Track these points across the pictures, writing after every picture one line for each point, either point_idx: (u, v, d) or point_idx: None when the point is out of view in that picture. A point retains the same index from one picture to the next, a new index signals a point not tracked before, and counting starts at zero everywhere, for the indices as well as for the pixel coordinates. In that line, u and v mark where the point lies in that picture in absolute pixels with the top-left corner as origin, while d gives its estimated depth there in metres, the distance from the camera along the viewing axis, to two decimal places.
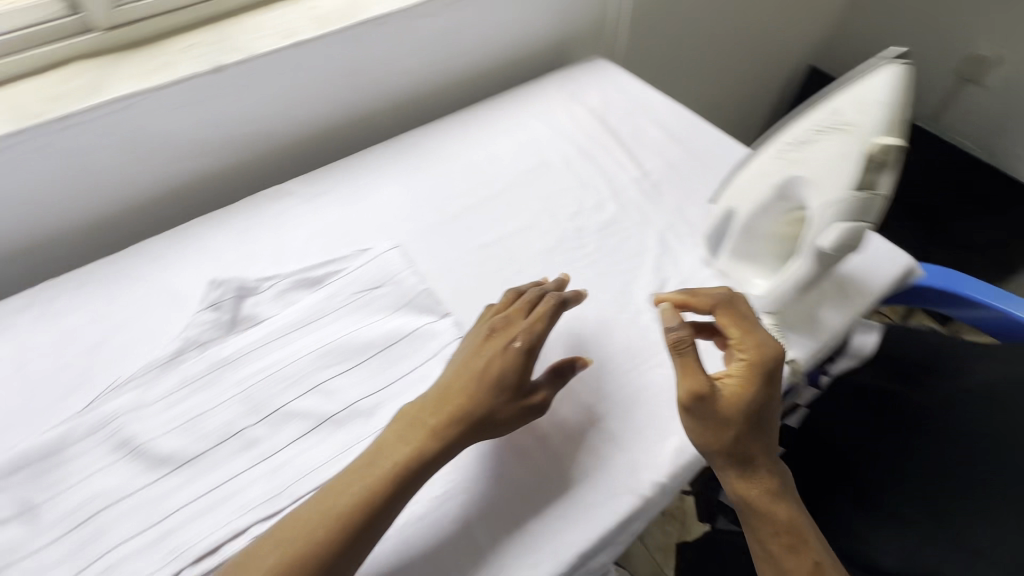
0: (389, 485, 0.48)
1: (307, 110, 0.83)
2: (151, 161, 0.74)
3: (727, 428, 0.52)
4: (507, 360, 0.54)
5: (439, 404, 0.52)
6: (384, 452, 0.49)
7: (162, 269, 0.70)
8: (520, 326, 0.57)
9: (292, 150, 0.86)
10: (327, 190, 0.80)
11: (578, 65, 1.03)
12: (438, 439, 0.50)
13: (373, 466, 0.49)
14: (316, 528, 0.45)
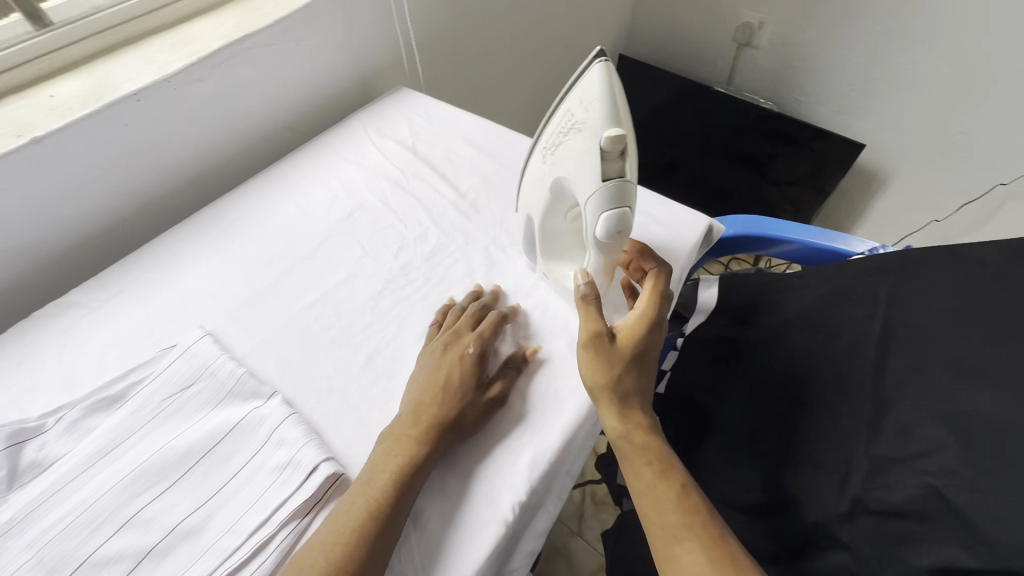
0: (386, 512, 0.49)
1: (78, 204, 0.74)
2: None
3: (621, 355, 0.58)
4: (456, 381, 0.58)
5: (409, 428, 0.54)
6: (376, 469, 0.52)
7: None
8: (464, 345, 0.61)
9: (79, 257, 0.77)
10: (125, 291, 0.71)
11: (377, 102, 1.02)
12: (395, 496, 0.50)
13: (321, 542, 0.48)
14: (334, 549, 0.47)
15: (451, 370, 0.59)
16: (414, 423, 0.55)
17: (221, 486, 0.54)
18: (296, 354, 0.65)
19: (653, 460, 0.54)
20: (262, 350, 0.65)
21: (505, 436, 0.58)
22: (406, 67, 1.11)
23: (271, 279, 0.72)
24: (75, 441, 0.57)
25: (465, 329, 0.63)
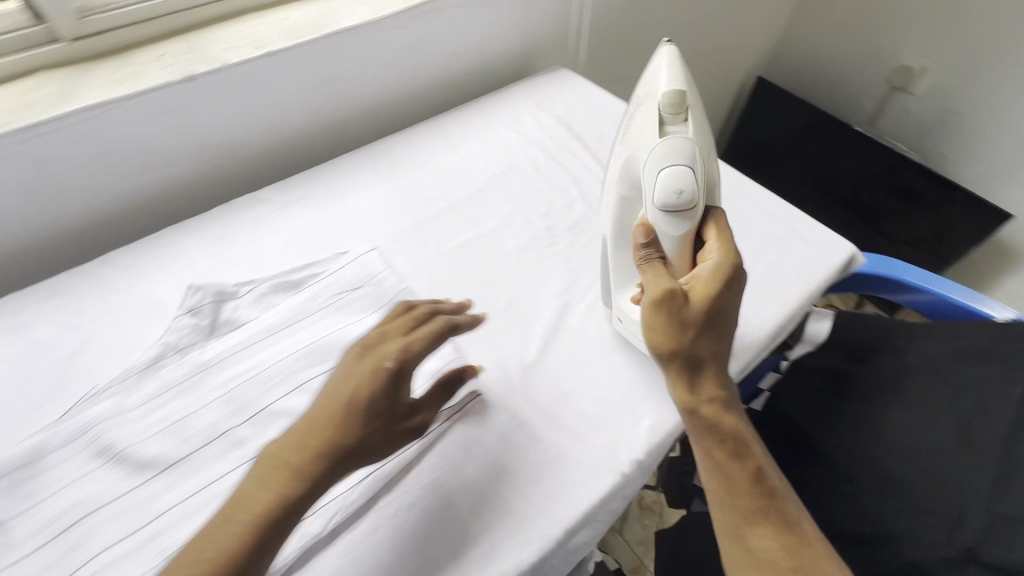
0: (258, 553, 0.41)
1: (279, 117, 0.83)
2: (119, 175, 0.74)
3: (688, 327, 0.52)
4: (379, 393, 0.47)
5: (302, 441, 0.45)
6: (275, 466, 0.45)
7: (137, 281, 0.69)
8: (387, 344, 0.50)
9: (267, 164, 0.87)
10: (305, 199, 0.81)
11: (534, 77, 1.07)
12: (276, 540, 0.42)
13: (194, 563, 0.40)
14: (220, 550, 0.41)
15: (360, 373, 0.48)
16: (300, 454, 0.45)
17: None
18: (446, 284, 0.71)
19: (727, 437, 0.53)
20: (417, 274, 0.72)
21: (627, 397, 0.62)
22: (566, 50, 1.16)
23: (428, 215, 0.80)
24: (260, 310, 0.67)
25: (384, 331, 0.52)
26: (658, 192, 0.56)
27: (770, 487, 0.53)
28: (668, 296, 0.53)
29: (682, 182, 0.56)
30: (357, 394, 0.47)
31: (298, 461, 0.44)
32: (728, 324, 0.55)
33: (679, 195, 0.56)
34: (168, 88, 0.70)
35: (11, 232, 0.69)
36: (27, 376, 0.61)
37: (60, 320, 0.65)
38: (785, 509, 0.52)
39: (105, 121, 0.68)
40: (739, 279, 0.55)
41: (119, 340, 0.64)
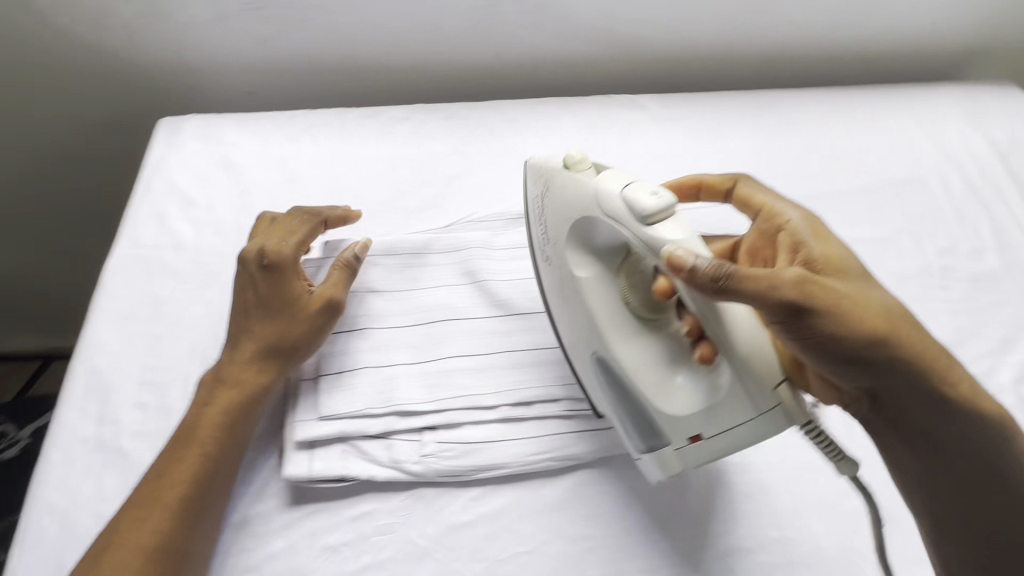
0: (205, 452, 0.46)
1: (691, 31, 0.78)
2: (538, 34, 0.76)
3: (773, 294, 0.41)
4: (266, 326, 0.51)
5: (245, 348, 0.50)
6: (223, 390, 0.48)
7: (516, 138, 0.73)
8: (303, 285, 0.53)
9: (648, 74, 0.83)
10: (680, 124, 0.76)
11: (970, 82, 0.86)
12: (208, 453, 0.46)
13: (161, 474, 0.44)
14: (179, 477, 0.44)
15: (235, 339, 0.51)
16: (257, 365, 0.50)
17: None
18: None
19: (959, 433, 0.45)
20: None
21: None
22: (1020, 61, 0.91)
23: (802, 195, 0.71)
24: None
25: (266, 239, 0.54)
26: (553, 228, 0.49)
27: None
28: (766, 298, 0.41)
29: (643, 197, 0.42)
30: (288, 328, 0.51)
31: (266, 375, 0.50)
32: (859, 284, 0.46)
33: (656, 194, 0.42)
34: None
35: (439, 53, 0.77)
36: (421, 180, 0.68)
37: (451, 143, 0.72)
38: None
39: None
40: (823, 249, 0.47)
41: (494, 182, 0.69)
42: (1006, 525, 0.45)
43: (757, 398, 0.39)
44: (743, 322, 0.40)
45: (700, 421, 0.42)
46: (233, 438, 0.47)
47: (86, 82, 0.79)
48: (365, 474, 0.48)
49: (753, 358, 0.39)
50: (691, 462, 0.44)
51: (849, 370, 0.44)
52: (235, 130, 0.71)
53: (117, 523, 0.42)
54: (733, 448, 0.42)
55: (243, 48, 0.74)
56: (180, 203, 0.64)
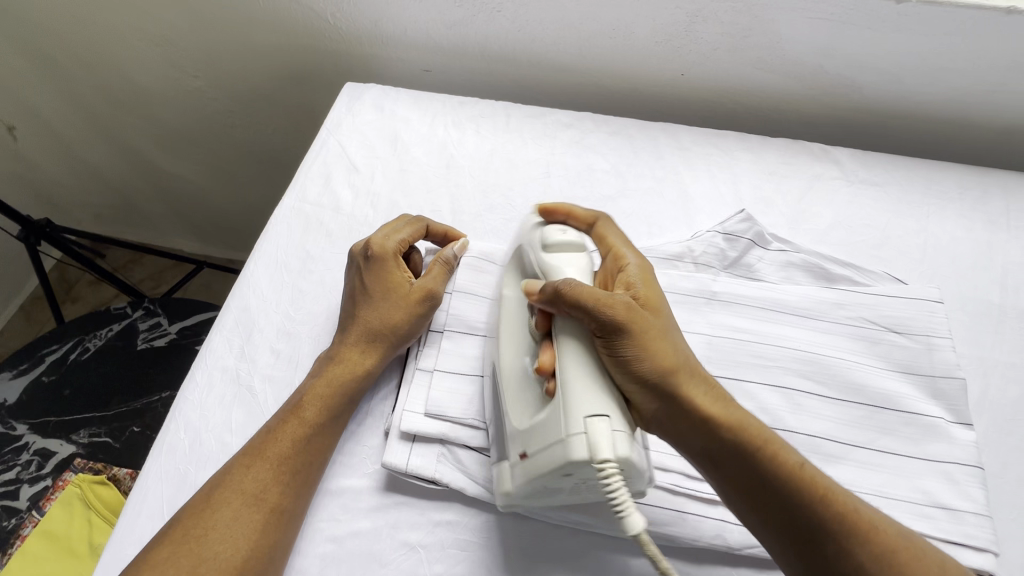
0: (304, 427, 0.47)
1: (921, 83, 0.66)
2: (735, 59, 0.69)
3: (599, 312, 0.43)
4: (389, 304, 0.53)
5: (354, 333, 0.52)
6: (332, 367, 0.51)
7: (683, 168, 0.67)
8: (404, 276, 0.54)
9: (851, 122, 0.73)
10: (878, 190, 0.66)
11: None
12: (305, 428, 0.48)
13: (261, 442, 0.47)
14: (278, 450, 0.46)
15: (359, 321, 0.52)
16: (362, 349, 0.52)
17: (861, 448, 0.50)
18: (1002, 410, 0.52)
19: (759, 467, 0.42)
20: (972, 371, 0.54)
21: None
22: None
23: (1020, 308, 0.58)
24: (780, 279, 0.59)
25: (374, 234, 0.56)
26: (507, 263, 0.55)
27: (830, 510, 0.40)
28: (592, 315, 0.43)
29: (551, 233, 0.50)
30: (391, 312, 0.52)
31: (370, 358, 0.52)
32: (657, 319, 0.46)
33: (563, 231, 0.50)
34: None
35: (622, 60, 0.73)
36: (572, 192, 0.66)
37: (613, 160, 0.68)
38: (874, 555, 0.39)
39: (785, 5, 0.63)
40: (644, 290, 0.48)
41: (649, 211, 0.64)
42: (814, 545, 0.40)
43: (569, 419, 0.40)
44: (578, 359, 0.43)
45: (527, 435, 0.43)
46: (326, 421, 0.48)
47: (289, 35, 0.85)
48: (455, 484, 0.48)
49: (576, 386, 0.41)
50: (516, 482, 0.43)
51: (639, 389, 0.43)
52: (408, 106, 0.73)
53: (238, 462, 0.46)
54: (548, 469, 0.41)
55: (434, 26, 0.76)
56: (346, 167, 0.68)
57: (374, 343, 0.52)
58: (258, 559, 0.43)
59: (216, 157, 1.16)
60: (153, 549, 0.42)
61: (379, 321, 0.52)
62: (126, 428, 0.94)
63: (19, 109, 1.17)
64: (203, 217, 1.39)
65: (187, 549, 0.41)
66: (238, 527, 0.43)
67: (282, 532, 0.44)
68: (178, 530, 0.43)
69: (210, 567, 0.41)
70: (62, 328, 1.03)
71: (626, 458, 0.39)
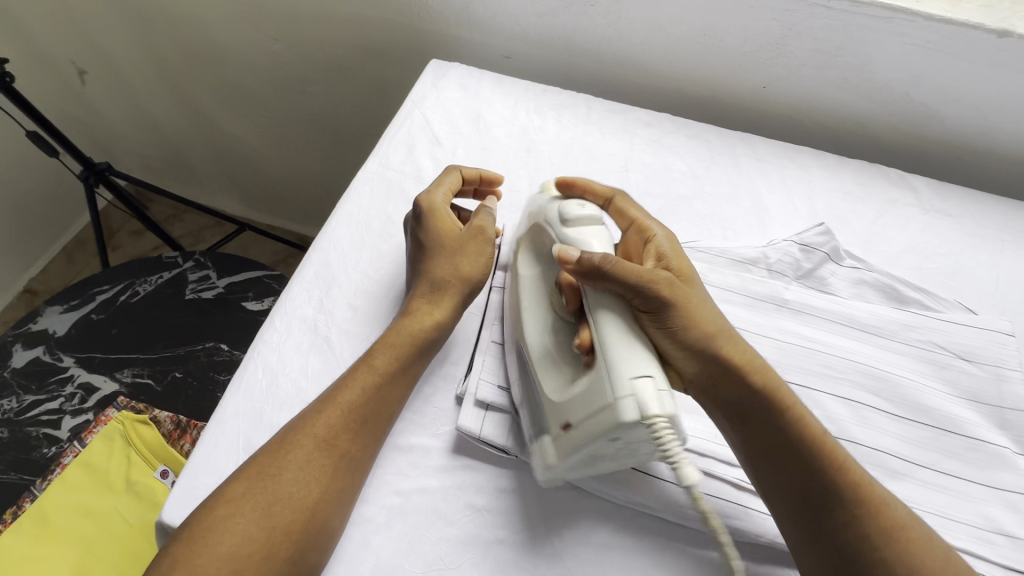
0: (377, 377, 0.48)
1: (1007, 120, 0.67)
2: (821, 77, 0.70)
3: (643, 288, 0.44)
4: (444, 249, 0.53)
5: (422, 291, 0.52)
6: (405, 325, 0.51)
7: (759, 178, 0.68)
8: (453, 224, 0.54)
9: (927, 153, 0.73)
10: (953, 221, 0.66)
11: None
12: (379, 380, 0.48)
13: (335, 388, 0.47)
14: (350, 398, 0.46)
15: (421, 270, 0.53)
16: (432, 304, 0.52)
17: (925, 468, 0.50)
18: None
19: (789, 434, 0.43)
20: None
21: None
22: None
23: None
24: (851, 296, 0.59)
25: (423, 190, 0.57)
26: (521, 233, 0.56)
27: (845, 478, 0.42)
28: (635, 288, 0.44)
29: (570, 207, 0.49)
30: (458, 260, 0.53)
31: (443, 314, 0.52)
32: (693, 288, 0.48)
33: (582, 206, 0.49)
34: (966, 29, 0.60)
35: (706, 66, 0.74)
36: (648, 189, 0.67)
37: (690, 163, 0.69)
38: (886, 525, 0.40)
39: (883, 28, 0.63)
40: (677, 261, 0.49)
41: (723, 215, 0.65)
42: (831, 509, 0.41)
43: (615, 383, 0.40)
44: (614, 330, 0.42)
45: (567, 406, 0.43)
46: (398, 373, 0.49)
47: (375, 8, 0.87)
48: (525, 455, 0.49)
49: (617, 350, 0.41)
50: (558, 454, 0.44)
51: (679, 350, 0.45)
52: (492, 88, 0.74)
53: (312, 408, 0.46)
54: (594, 436, 0.41)
55: (524, 14, 0.77)
56: (428, 140, 0.69)
57: (433, 286, 0.52)
58: (327, 504, 0.43)
59: (278, 122, 1.18)
60: (229, 484, 0.42)
61: (438, 268, 0.53)
62: (169, 373, 0.96)
63: (92, 53, 1.20)
64: (253, 181, 1.41)
65: (262, 487, 0.42)
66: (311, 471, 0.43)
67: (351, 480, 0.45)
68: (253, 468, 0.43)
69: (283, 506, 0.42)
70: (115, 269, 1.05)
71: (673, 415, 0.39)
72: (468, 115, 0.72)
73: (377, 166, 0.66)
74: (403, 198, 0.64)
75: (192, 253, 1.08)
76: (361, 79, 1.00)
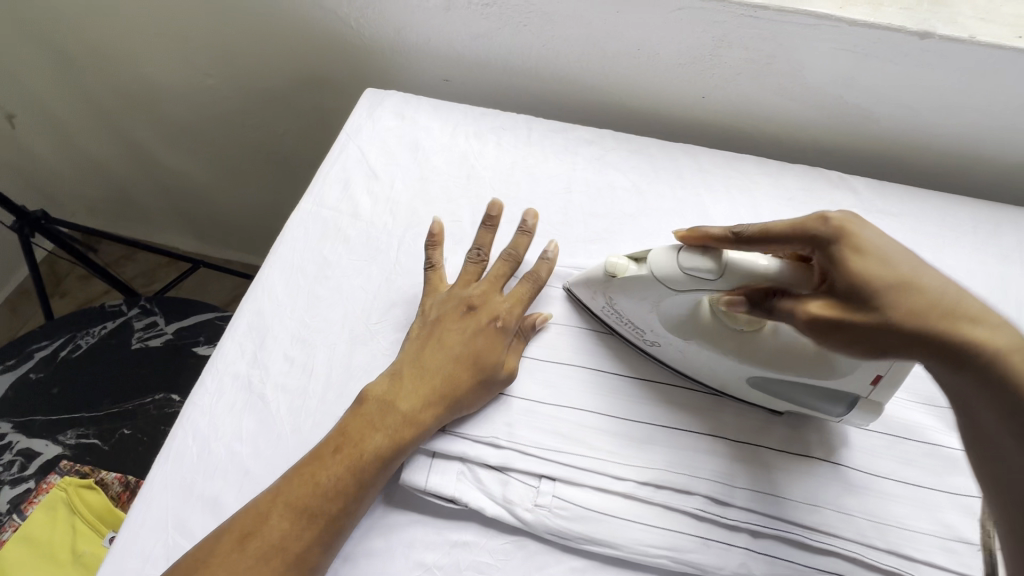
0: (357, 482, 0.45)
1: (940, 118, 0.67)
2: (758, 84, 0.70)
3: (782, 316, 0.42)
4: (461, 365, 0.49)
5: (419, 385, 0.48)
6: (387, 416, 0.47)
7: (703, 189, 0.68)
8: (494, 348, 0.51)
9: (867, 153, 0.74)
10: (894, 220, 0.66)
11: None
12: (358, 484, 0.45)
13: (308, 491, 0.44)
14: (325, 504, 0.43)
15: (420, 367, 0.50)
16: (424, 403, 0.48)
17: (885, 478, 0.49)
18: None
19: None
20: None
21: None
22: None
23: None
24: None
25: (489, 295, 0.54)
26: (618, 299, 0.51)
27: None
28: (781, 319, 0.42)
29: (692, 259, 0.45)
30: (460, 373, 0.49)
31: (431, 415, 0.47)
32: (883, 283, 0.38)
33: (704, 254, 0.45)
34: (889, 32, 0.61)
35: (643, 80, 0.74)
36: (594, 208, 0.66)
37: (633, 179, 0.68)
38: None
39: (811, 35, 0.63)
40: (849, 255, 0.40)
41: (669, 230, 0.64)
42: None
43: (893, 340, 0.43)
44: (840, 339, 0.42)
45: (867, 372, 0.44)
46: (377, 479, 0.45)
47: (307, 37, 0.84)
48: (474, 503, 0.46)
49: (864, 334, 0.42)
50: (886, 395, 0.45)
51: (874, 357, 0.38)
52: (429, 114, 0.73)
53: (279, 510, 0.43)
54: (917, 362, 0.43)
55: (458, 36, 0.75)
56: (365, 173, 0.67)
57: (430, 391, 0.48)
58: None
59: (223, 156, 1.14)
60: None
61: (439, 386, 0.48)
62: (116, 431, 0.90)
63: (20, 97, 1.14)
64: (204, 216, 1.36)
65: None
66: None
67: None
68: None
69: None
70: (54, 324, 1.00)
71: None
72: (405, 146, 0.70)
73: (310, 205, 0.64)
74: (339, 237, 0.61)
75: (137, 300, 1.03)
76: (305, 110, 0.98)
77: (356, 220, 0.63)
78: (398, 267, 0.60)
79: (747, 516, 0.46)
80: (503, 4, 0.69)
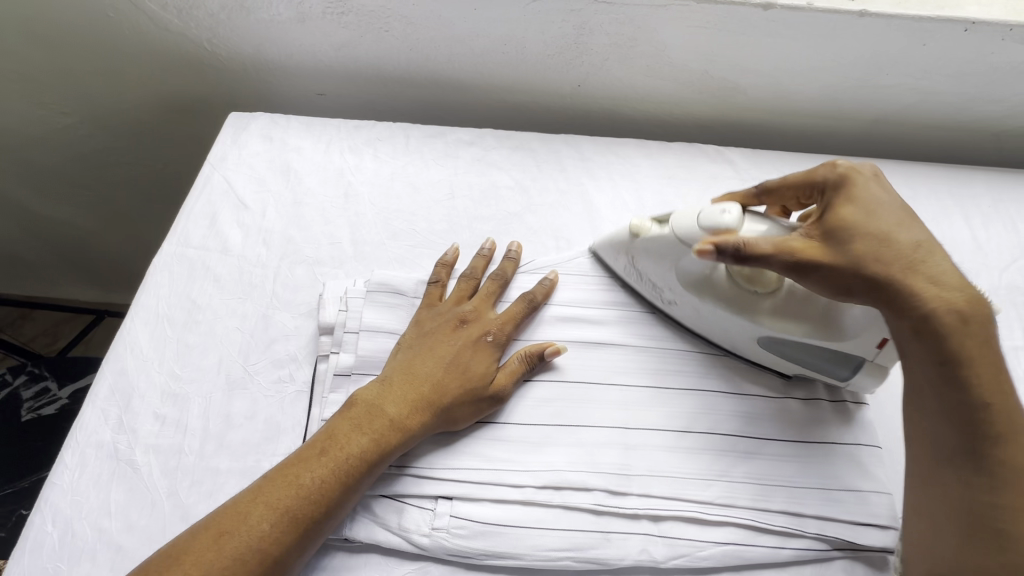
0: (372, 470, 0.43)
1: (798, 84, 0.70)
2: (626, 68, 0.70)
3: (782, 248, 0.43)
4: (449, 373, 0.49)
5: (408, 391, 0.47)
6: (335, 445, 0.44)
7: (586, 179, 0.68)
8: (485, 357, 0.50)
9: (739, 122, 0.76)
10: None
11: None
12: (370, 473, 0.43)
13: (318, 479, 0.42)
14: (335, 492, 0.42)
15: (410, 373, 0.48)
16: (412, 409, 0.46)
17: (776, 441, 0.50)
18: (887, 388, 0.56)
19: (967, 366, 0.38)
20: None
21: None
22: None
23: None
24: None
25: (478, 302, 0.53)
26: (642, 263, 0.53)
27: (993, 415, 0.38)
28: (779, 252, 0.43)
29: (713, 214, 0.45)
30: (451, 381, 0.48)
31: (418, 424, 0.46)
32: (872, 226, 0.42)
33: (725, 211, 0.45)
34: (734, 7, 0.62)
35: (516, 74, 0.73)
36: (478, 212, 0.64)
37: (516, 176, 0.67)
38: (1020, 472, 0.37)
39: (662, 15, 0.64)
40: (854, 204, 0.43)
41: (555, 225, 0.64)
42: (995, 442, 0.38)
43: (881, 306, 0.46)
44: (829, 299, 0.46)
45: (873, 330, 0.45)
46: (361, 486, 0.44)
47: (166, 63, 0.79)
48: (370, 538, 0.45)
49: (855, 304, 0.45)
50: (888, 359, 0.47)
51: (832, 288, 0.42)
52: (299, 133, 0.69)
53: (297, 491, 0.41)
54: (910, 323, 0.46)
55: (321, 47, 0.72)
56: (233, 205, 0.63)
57: (425, 394, 0.47)
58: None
59: (104, 197, 1.06)
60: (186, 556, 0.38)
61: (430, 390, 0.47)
62: (14, 512, 0.82)
63: None
64: (99, 263, 1.27)
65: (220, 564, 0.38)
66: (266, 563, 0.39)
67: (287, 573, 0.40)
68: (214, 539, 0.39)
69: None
70: None
71: None
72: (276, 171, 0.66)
73: (172, 246, 0.59)
74: (208, 277, 0.58)
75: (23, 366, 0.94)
76: (183, 139, 0.92)
77: (224, 257, 0.59)
78: (275, 301, 0.57)
79: (645, 503, 0.47)
80: (358, 12, 0.67)
